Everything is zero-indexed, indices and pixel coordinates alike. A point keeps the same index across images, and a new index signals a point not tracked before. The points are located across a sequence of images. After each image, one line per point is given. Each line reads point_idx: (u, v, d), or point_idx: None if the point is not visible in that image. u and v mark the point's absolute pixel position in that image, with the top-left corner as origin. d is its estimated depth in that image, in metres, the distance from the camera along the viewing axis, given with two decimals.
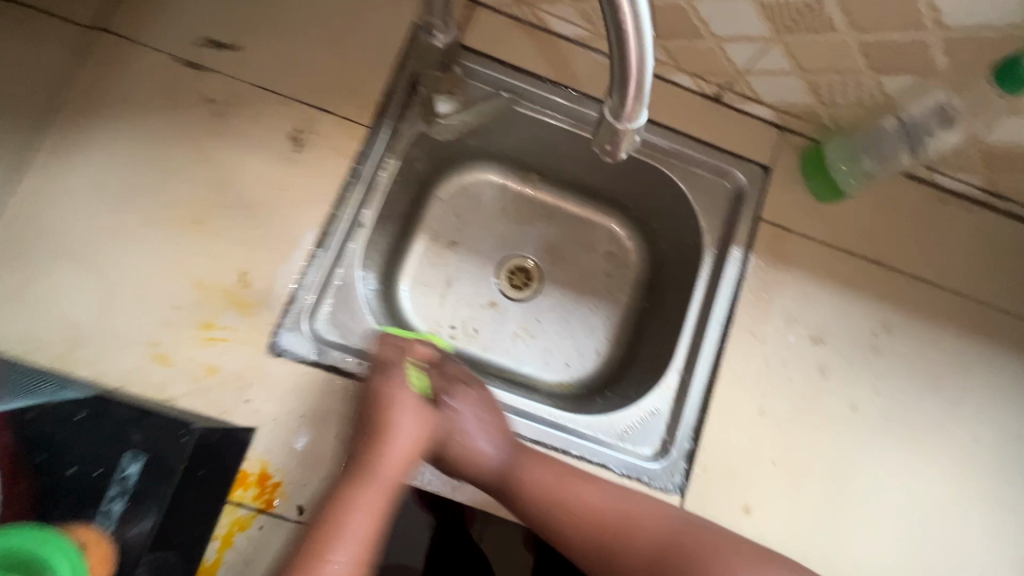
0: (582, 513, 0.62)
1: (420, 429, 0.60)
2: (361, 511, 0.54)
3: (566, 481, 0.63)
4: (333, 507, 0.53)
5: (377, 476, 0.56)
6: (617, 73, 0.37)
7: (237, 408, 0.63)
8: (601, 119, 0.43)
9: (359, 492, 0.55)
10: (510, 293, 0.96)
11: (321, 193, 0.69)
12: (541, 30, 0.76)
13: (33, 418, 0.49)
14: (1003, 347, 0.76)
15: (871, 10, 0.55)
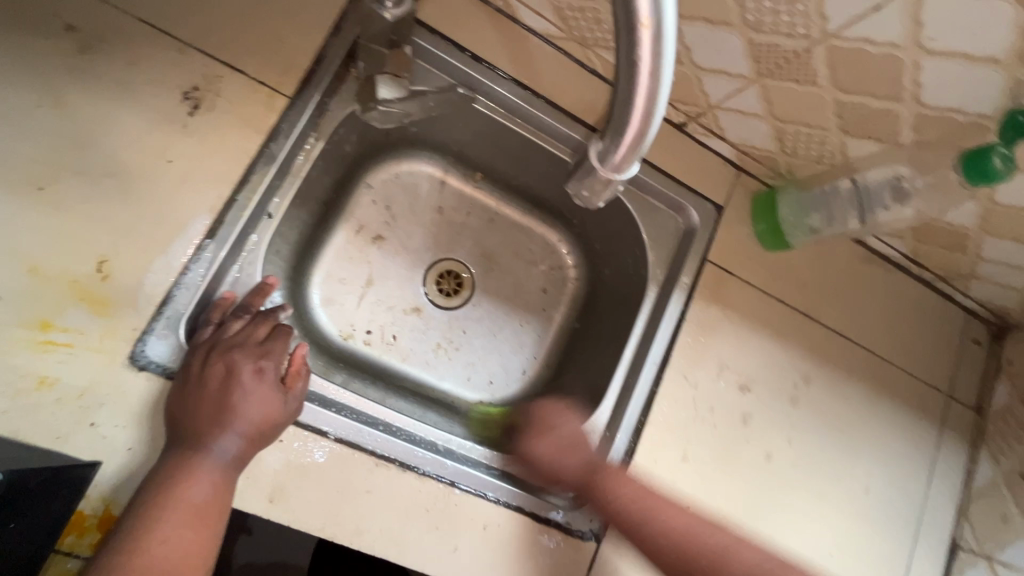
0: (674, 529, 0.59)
1: (269, 405, 0.53)
2: (198, 488, 0.48)
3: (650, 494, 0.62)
4: (161, 483, 0.47)
5: (218, 453, 0.50)
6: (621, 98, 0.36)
7: (78, 433, 0.49)
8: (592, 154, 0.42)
9: (195, 467, 0.48)
10: (437, 299, 0.87)
11: (219, 170, 0.56)
12: (508, 19, 0.67)
13: None
14: (897, 403, 0.81)
15: (855, 73, 0.52)
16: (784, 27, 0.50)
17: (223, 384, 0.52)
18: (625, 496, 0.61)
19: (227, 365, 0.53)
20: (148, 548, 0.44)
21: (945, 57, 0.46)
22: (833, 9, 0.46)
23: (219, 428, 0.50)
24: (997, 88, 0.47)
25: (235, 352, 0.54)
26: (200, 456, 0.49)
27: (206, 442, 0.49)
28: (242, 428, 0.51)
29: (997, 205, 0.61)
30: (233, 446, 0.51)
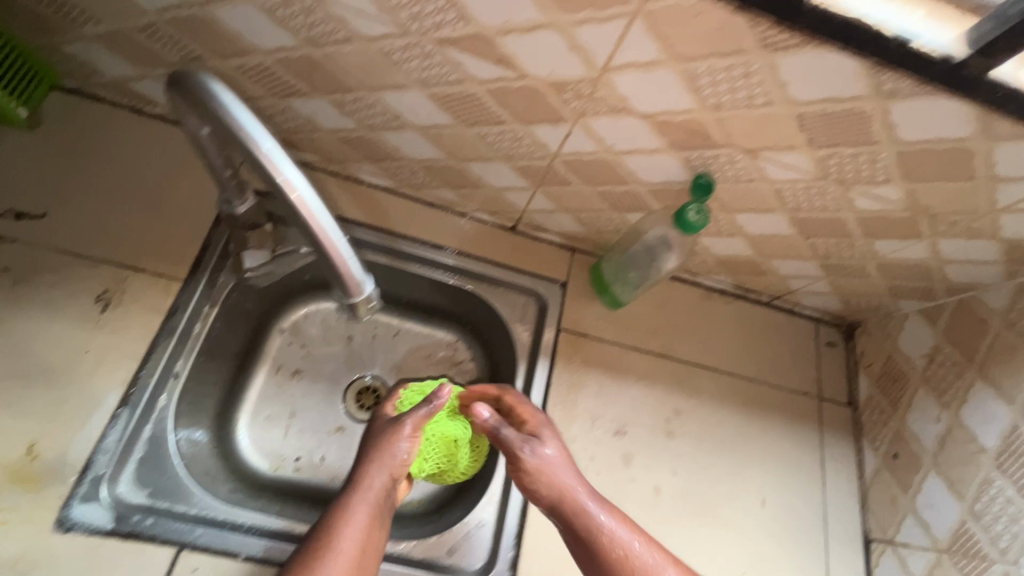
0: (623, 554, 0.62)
1: (406, 455, 0.71)
2: (352, 525, 0.64)
3: (623, 529, 0.64)
4: (330, 520, 0.64)
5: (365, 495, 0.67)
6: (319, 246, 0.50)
7: None
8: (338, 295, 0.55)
9: (352, 507, 0.66)
10: (356, 416, 0.97)
11: (130, 350, 0.70)
12: (355, 181, 0.86)
13: None
14: (770, 414, 0.90)
15: (591, 171, 0.69)
16: (527, 153, 0.69)
17: (410, 435, 0.72)
18: (587, 521, 0.64)
19: (412, 425, 0.72)
20: (348, 547, 0.62)
21: (632, 152, 0.63)
22: (546, 137, 0.65)
23: (389, 465, 0.70)
24: (676, 165, 0.64)
25: (420, 411, 0.73)
26: (373, 482, 0.68)
27: (361, 478, 0.68)
28: (398, 464, 0.71)
29: (754, 236, 0.76)
30: (395, 478, 0.70)
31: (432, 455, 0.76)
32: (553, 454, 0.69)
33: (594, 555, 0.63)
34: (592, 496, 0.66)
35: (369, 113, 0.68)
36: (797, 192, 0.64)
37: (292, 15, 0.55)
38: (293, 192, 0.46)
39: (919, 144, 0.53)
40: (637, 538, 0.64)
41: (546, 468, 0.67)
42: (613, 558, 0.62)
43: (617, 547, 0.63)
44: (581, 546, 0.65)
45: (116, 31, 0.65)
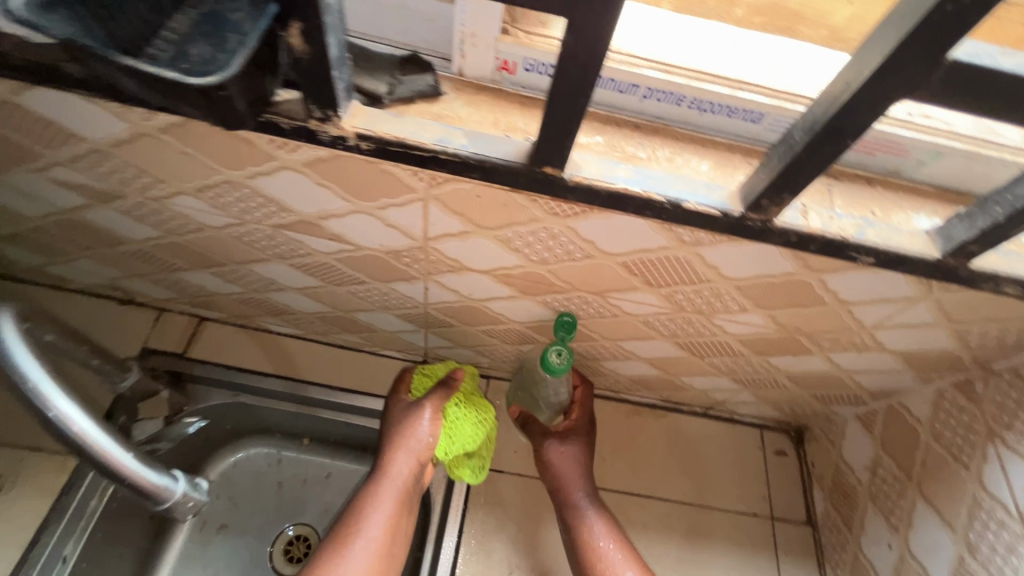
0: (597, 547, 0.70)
1: (430, 436, 0.71)
2: (376, 513, 0.66)
3: (606, 524, 0.72)
4: (357, 506, 0.67)
5: (389, 483, 0.69)
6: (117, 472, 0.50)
7: None
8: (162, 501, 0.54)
9: (375, 497, 0.67)
10: (284, 571, 0.93)
11: (17, 539, 0.69)
12: (266, 333, 0.88)
13: None
14: (715, 542, 0.82)
15: (466, 316, 0.70)
16: (400, 304, 0.70)
17: (431, 417, 0.71)
18: (575, 511, 0.73)
19: (432, 408, 0.72)
20: (377, 531, 0.65)
21: (491, 300, 0.64)
22: (409, 291, 0.66)
23: (412, 451, 0.70)
24: (538, 308, 0.64)
25: (435, 395, 0.73)
26: (396, 469, 0.69)
27: (385, 465, 0.69)
28: (422, 447, 0.70)
29: (650, 358, 0.74)
30: (421, 462, 0.71)
31: (455, 439, 0.72)
32: (575, 452, 0.77)
33: (575, 545, 0.71)
34: (584, 492, 0.74)
35: (247, 280, 0.71)
36: (664, 322, 0.63)
37: (145, 214, 0.59)
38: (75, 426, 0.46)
39: (750, 279, 0.52)
40: (607, 536, 0.71)
41: (563, 465, 0.76)
42: (587, 552, 0.70)
43: (593, 539, 0.70)
44: (567, 536, 0.73)
45: (16, 231, 0.70)
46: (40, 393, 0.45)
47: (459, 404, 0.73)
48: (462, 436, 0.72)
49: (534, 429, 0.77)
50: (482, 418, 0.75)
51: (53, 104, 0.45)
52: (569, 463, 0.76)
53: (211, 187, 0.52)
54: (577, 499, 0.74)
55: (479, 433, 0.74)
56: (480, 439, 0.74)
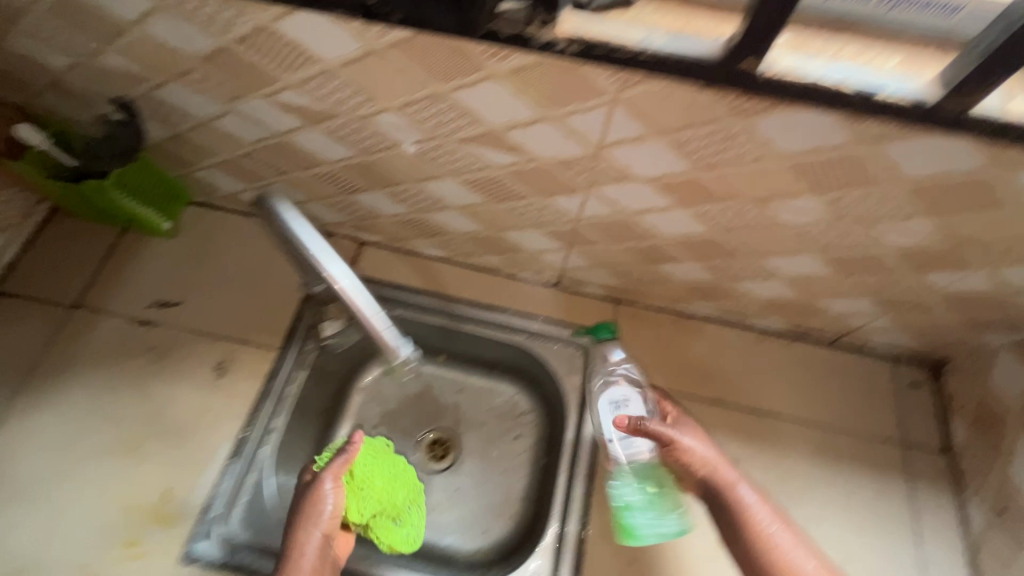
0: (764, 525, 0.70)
1: (337, 506, 0.74)
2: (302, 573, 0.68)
3: (765, 503, 0.72)
4: None
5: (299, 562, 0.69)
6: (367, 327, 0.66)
7: None
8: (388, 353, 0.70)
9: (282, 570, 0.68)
10: (429, 467, 1.06)
11: (238, 411, 0.85)
12: (416, 255, 0.98)
13: None
14: (845, 462, 0.84)
15: (616, 232, 0.75)
16: (553, 221, 0.76)
17: (333, 483, 0.74)
18: (732, 493, 0.72)
19: (332, 477, 0.75)
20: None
21: (645, 212, 0.68)
22: (566, 206, 0.72)
23: (319, 527, 0.72)
24: (691, 220, 0.68)
25: (336, 463, 0.76)
26: (305, 546, 0.70)
27: (293, 543, 0.70)
28: (328, 521, 0.72)
29: (791, 278, 0.75)
30: (327, 535, 0.72)
31: (368, 499, 0.79)
32: (708, 442, 0.77)
33: (740, 530, 0.71)
34: (734, 474, 0.74)
35: (417, 199, 0.80)
36: (819, 234, 0.65)
37: (347, 133, 0.69)
38: (341, 281, 0.59)
39: (926, 178, 0.53)
40: (770, 517, 0.71)
41: (707, 454, 0.74)
42: (757, 536, 0.70)
43: (756, 516, 0.71)
44: (728, 521, 0.72)
45: (229, 159, 0.84)
46: (313, 256, 0.59)
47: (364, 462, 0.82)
48: (373, 493, 0.80)
49: (653, 421, 0.75)
50: (393, 472, 0.84)
51: (305, 29, 0.55)
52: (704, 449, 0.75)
53: (415, 103, 0.60)
54: (731, 483, 0.73)
55: (395, 491, 0.82)
56: (397, 492, 0.82)
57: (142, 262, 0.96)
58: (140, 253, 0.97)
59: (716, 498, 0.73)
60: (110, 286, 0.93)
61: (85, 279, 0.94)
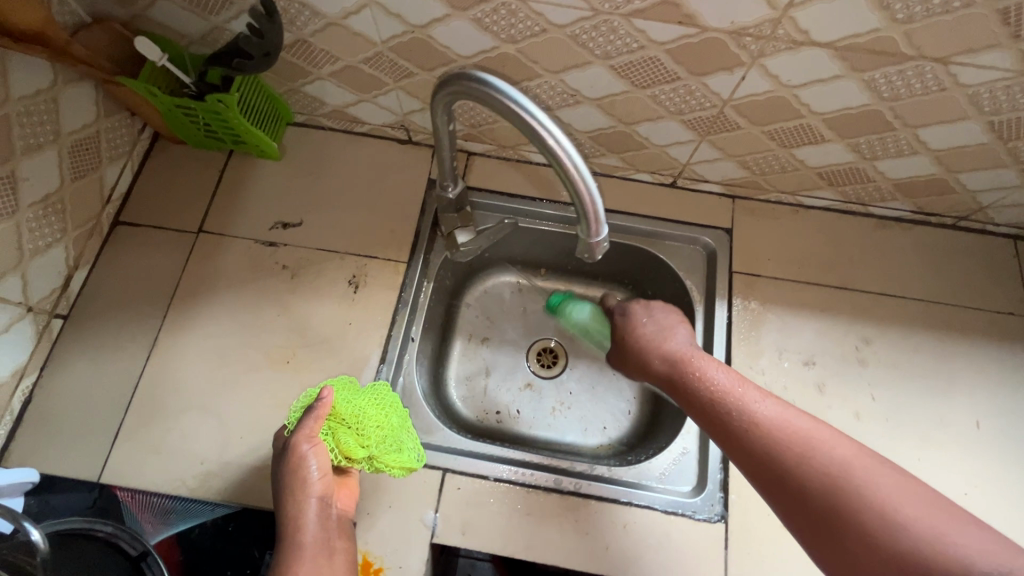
0: (753, 419, 0.61)
1: (321, 470, 0.65)
2: (309, 558, 0.61)
3: (739, 389, 0.65)
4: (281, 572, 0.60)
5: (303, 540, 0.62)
6: (578, 205, 0.55)
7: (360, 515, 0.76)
8: (578, 238, 0.59)
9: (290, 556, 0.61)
10: (542, 374, 1.08)
11: (379, 320, 0.87)
12: (525, 162, 0.97)
13: (188, 536, 0.74)
14: (974, 336, 0.86)
15: (763, 113, 0.73)
16: (696, 105, 0.75)
17: (313, 450, 0.65)
18: (699, 383, 0.69)
19: (307, 440, 0.66)
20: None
21: (809, 84, 0.67)
22: (719, 86, 0.70)
23: (311, 494, 0.64)
24: (857, 89, 0.66)
25: (307, 424, 0.66)
26: (301, 517, 0.63)
27: (286, 520, 0.63)
28: (319, 484, 0.65)
29: (939, 151, 0.75)
30: (322, 501, 0.65)
31: (367, 429, 0.68)
32: (655, 319, 0.82)
33: (712, 410, 0.65)
34: (687, 350, 0.74)
35: (549, 94, 0.78)
36: (996, 92, 0.63)
37: (498, 18, 0.67)
38: (553, 143, 0.52)
39: None
40: (749, 393, 0.65)
41: (653, 331, 0.80)
42: (713, 399, 0.66)
43: (729, 393, 0.65)
44: (692, 402, 0.68)
45: (347, 65, 0.82)
46: (530, 116, 0.52)
47: (343, 405, 0.69)
48: (363, 424, 0.68)
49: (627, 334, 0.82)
50: (378, 399, 0.72)
51: None
52: (661, 347, 0.76)
53: None
54: (699, 377, 0.69)
55: (388, 415, 0.71)
56: (391, 420, 0.70)
57: (255, 186, 0.96)
58: (251, 177, 0.96)
59: (677, 377, 0.71)
60: (228, 210, 0.94)
61: (204, 204, 0.94)
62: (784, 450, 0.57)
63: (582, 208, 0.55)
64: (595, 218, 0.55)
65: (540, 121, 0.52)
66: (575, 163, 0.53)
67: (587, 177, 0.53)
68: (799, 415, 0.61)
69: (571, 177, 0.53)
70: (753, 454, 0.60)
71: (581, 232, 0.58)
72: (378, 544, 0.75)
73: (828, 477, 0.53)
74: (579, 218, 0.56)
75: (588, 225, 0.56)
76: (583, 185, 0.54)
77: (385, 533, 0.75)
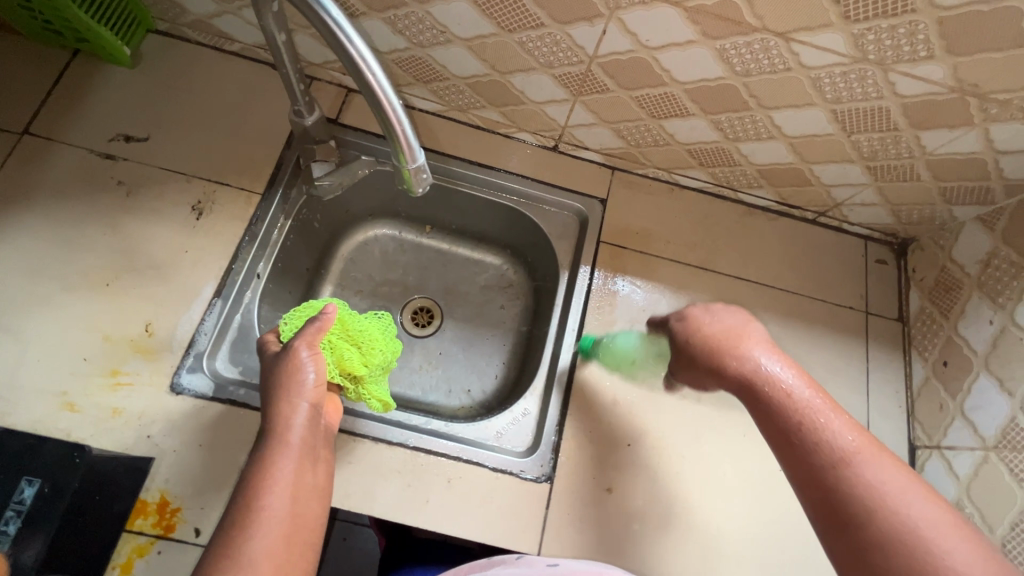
0: (839, 468, 0.50)
1: (320, 376, 0.64)
2: (284, 467, 0.56)
3: (818, 418, 0.53)
4: (253, 476, 0.55)
5: (288, 443, 0.58)
6: (386, 126, 0.51)
7: (164, 455, 0.71)
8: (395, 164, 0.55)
9: (273, 458, 0.57)
10: (412, 331, 1.05)
11: (219, 251, 0.81)
12: (407, 107, 0.92)
13: None
14: (814, 326, 0.90)
15: (629, 76, 0.72)
16: (565, 59, 0.72)
17: (310, 352, 0.64)
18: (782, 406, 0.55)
19: (308, 344, 0.65)
20: (277, 504, 0.54)
21: (666, 48, 0.66)
22: (583, 39, 0.68)
23: (304, 398, 0.62)
24: (712, 59, 0.66)
25: (309, 331, 0.66)
26: (292, 418, 0.60)
27: (275, 419, 0.60)
28: (312, 390, 0.63)
29: (793, 138, 0.76)
30: (315, 406, 0.62)
31: (370, 349, 0.75)
32: (704, 308, 0.66)
33: (786, 438, 0.54)
34: (756, 347, 0.60)
35: (417, 28, 0.74)
36: (835, 78, 0.65)
37: None
38: (352, 50, 0.46)
39: (958, 8, 0.53)
40: (834, 420, 0.53)
41: (723, 326, 0.63)
42: (789, 431, 0.54)
43: (819, 427, 0.53)
44: (768, 425, 0.56)
45: None
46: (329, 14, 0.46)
47: (355, 322, 0.76)
48: (373, 348, 0.76)
49: (681, 330, 0.66)
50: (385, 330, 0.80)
51: None
52: (728, 363, 0.59)
53: None
54: (770, 404, 0.56)
55: (387, 348, 0.79)
56: (386, 352, 0.78)
57: (98, 91, 0.86)
58: (95, 82, 0.86)
59: (752, 395, 0.58)
60: (62, 113, 0.83)
61: (33, 103, 0.83)
62: (869, 523, 0.47)
63: (392, 134, 0.51)
64: (406, 141, 0.52)
65: (347, 34, 0.46)
66: (378, 77, 0.48)
67: (392, 96, 0.49)
68: (890, 468, 0.50)
69: (375, 93, 0.48)
70: (835, 508, 0.49)
71: (396, 157, 0.54)
72: (174, 485, 0.69)
73: (911, 543, 0.46)
74: (392, 144, 0.53)
75: (401, 148, 0.52)
76: (389, 105, 0.49)
77: (186, 473, 0.70)
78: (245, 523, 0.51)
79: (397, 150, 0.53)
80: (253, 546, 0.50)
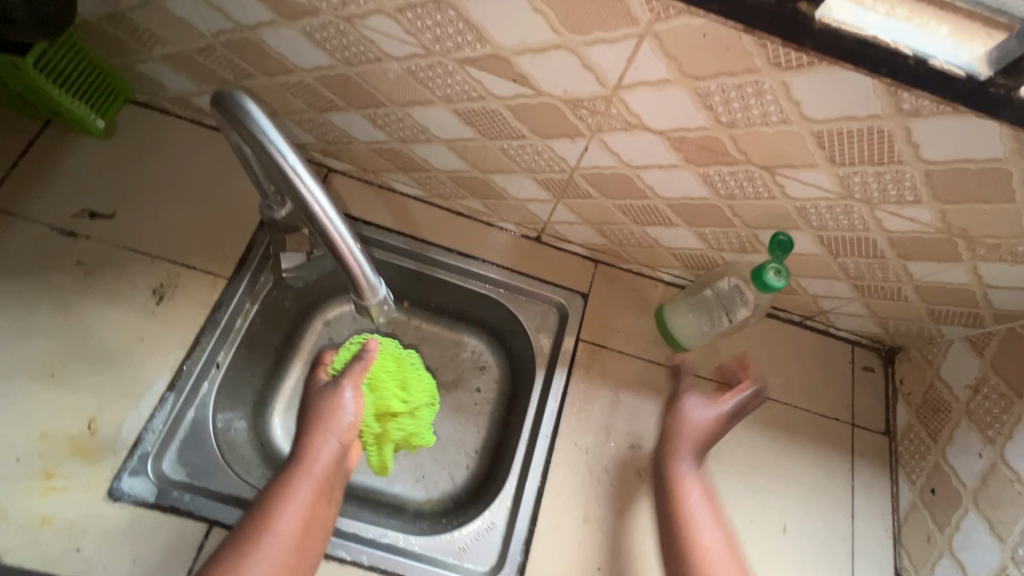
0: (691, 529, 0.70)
1: (354, 419, 0.74)
2: (297, 495, 0.64)
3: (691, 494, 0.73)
4: (273, 496, 0.63)
5: (311, 474, 0.66)
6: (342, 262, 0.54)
7: (93, 571, 0.65)
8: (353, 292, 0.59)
9: (295, 485, 0.65)
10: None
11: (178, 340, 0.77)
12: (388, 190, 0.90)
13: None
14: (798, 437, 0.86)
15: (613, 187, 0.70)
16: (547, 167, 0.70)
17: (352, 392, 0.75)
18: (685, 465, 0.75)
19: (352, 385, 0.76)
20: (288, 525, 0.61)
21: (649, 168, 0.64)
22: (565, 152, 0.66)
23: (334, 435, 0.71)
24: (696, 182, 0.64)
25: (354, 369, 0.77)
26: (320, 452, 0.69)
27: (306, 449, 0.69)
28: (343, 429, 0.72)
29: None
30: (342, 446, 0.71)
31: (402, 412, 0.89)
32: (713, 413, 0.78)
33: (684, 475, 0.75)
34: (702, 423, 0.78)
35: (398, 127, 0.72)
36: (822, 210, 0.63)
37: (329, 37, 0.61)
38: (305, 190, 0.49)
39: (946, 165, 0.52)
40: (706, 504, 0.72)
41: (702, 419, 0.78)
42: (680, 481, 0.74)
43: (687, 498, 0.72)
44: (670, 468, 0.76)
45: (180, 51, 0.74)
46: (283, 159, 0.47)
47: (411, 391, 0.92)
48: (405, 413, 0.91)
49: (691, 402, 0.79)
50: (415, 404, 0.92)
51: None
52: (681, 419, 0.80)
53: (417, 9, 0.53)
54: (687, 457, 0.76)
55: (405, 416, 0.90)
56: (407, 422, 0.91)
57: (66, 163, 0.83)
58: (64, 153, 0.83)
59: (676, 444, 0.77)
60: (23, 186, 0.80)
61: None
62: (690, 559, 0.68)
63: (348, 268, 0.55)
64: (364, 274, 0.56)
65: (301, 177, 0.48)
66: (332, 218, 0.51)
67: (347, 234, 0.53)
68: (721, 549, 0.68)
69: (330, 234, 0.52)
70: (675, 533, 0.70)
71: (354, 289, 0.58)
72: None
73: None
74: (350, 279, 0.57)
75: (359, 282, 0.57)
76: (345, 245, 0.53)
77: None
78: (252, 538, 0.59)
79: (354, 283, 0.57)
80: (254, 560, 0.58)
